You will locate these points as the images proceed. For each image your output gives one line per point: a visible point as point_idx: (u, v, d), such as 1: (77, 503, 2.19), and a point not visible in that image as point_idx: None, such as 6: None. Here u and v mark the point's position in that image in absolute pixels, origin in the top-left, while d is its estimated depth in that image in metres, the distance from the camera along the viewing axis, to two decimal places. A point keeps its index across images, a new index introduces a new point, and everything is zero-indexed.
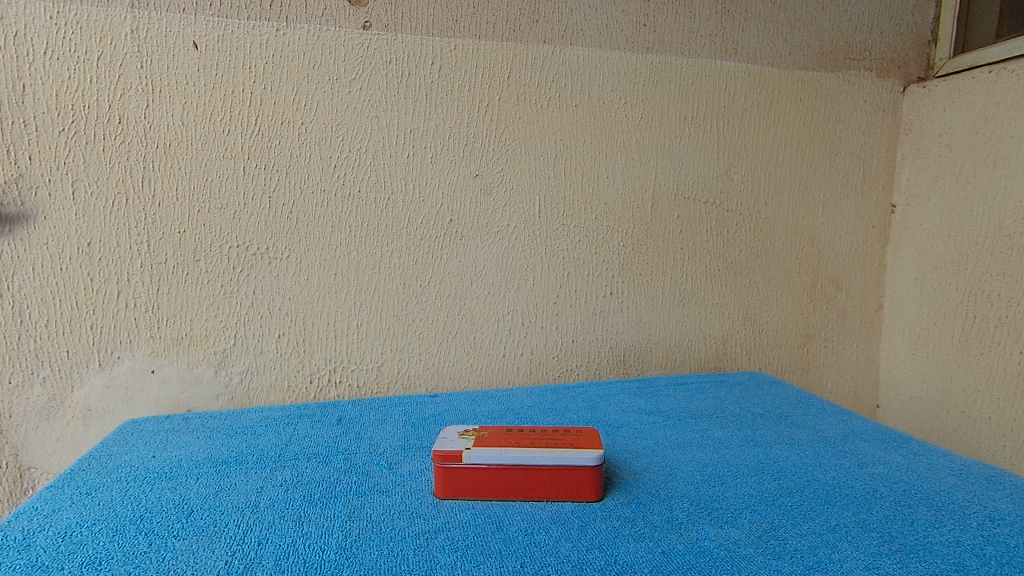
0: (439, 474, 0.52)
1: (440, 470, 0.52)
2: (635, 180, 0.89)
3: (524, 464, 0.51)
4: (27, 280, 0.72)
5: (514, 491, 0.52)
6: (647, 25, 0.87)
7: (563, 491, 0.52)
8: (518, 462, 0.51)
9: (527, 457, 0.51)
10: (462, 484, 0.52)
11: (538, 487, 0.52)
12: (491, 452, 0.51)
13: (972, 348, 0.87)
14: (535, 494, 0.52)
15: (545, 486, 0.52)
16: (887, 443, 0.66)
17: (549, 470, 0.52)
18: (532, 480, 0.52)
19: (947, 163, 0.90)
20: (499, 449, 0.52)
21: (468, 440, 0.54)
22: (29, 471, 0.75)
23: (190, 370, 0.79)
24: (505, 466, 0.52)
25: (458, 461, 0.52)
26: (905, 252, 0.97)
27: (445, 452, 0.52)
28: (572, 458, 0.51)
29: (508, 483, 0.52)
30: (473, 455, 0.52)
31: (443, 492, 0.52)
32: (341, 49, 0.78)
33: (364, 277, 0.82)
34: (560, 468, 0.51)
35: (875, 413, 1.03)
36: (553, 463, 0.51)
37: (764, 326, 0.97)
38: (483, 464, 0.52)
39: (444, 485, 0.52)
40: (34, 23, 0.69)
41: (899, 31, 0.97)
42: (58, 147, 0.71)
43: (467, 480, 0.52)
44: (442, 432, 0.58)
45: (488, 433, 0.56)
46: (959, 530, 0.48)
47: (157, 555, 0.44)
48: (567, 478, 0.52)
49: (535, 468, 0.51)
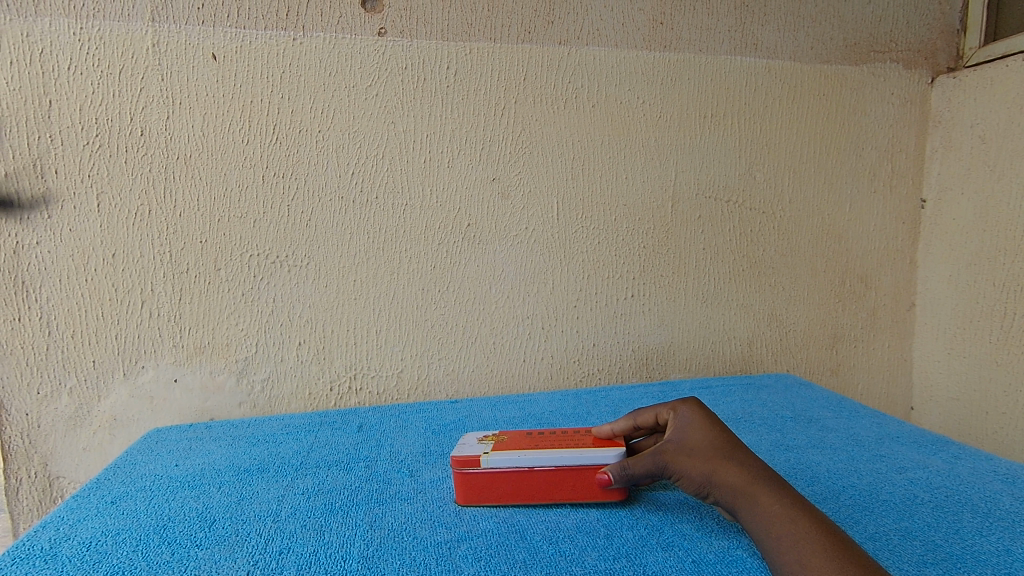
0: (457, 480, 0.52)
1: (458, 477, 0.51)
2: (655, 181, 0.88)
3: (545, 466, 0.50)
4: (55, 292, 0.73)
5: (535, 494, 0.51)
6: (664, 23, 0.86)
7: (587, 492, 0.51)
8: (539, 464, 0.50)
9: (547, 459, 0.50)
10: (480, 489, 0.51)
11: (560, 489, 0.51)
12: (509, 457, 0.50)
13: (1013, 347, 0.84)
14: (557, 496, 0.51)
15: (567, 488, 0.51)
16: (926, 446, 0.63)
17: (571, 471, 0.50)
18: (554, 481, 0.51)
19: (981, 156, 0.86)
20: (517, 453, 0.51)
21: (486, 445, 0.53)
22: (57, 480, 0.76)
23: (213, 378, 0.79)
24: (524, 470, 0.50)
25: (477, 467, 0.51)
26: (938, 248, 0.94)
27: (463, 457, 0.51)
28: (595, 457, 0.50)
29: (529, 486, 0.51)
30: (491, 460, 0.50)
31: (464, 498, 0.51)
32: (357, 57, 0.78)
33: (382, 283, 0.82)
34: (582, 468, 0.50)
35: (909, 415, 1.00)
36: (574, 463, 0.50)
37: (792, 326, 0.94)
38: (502, 468, 0.50)
39: (464, 491, 0.51)
40: (59, 40, 0.70)
41: (926, 21, 0.94)
42: (83, 161, 0.72)
43: (486, 485, 0.51)
44: (461, 437, 0.57)
45: (507, 437, 0.55)
46: (1009, 538, 0.45)
47: (180, 565, 0.44)
48: (591, 480, 0.50)
49: (557, 469, 0.50)
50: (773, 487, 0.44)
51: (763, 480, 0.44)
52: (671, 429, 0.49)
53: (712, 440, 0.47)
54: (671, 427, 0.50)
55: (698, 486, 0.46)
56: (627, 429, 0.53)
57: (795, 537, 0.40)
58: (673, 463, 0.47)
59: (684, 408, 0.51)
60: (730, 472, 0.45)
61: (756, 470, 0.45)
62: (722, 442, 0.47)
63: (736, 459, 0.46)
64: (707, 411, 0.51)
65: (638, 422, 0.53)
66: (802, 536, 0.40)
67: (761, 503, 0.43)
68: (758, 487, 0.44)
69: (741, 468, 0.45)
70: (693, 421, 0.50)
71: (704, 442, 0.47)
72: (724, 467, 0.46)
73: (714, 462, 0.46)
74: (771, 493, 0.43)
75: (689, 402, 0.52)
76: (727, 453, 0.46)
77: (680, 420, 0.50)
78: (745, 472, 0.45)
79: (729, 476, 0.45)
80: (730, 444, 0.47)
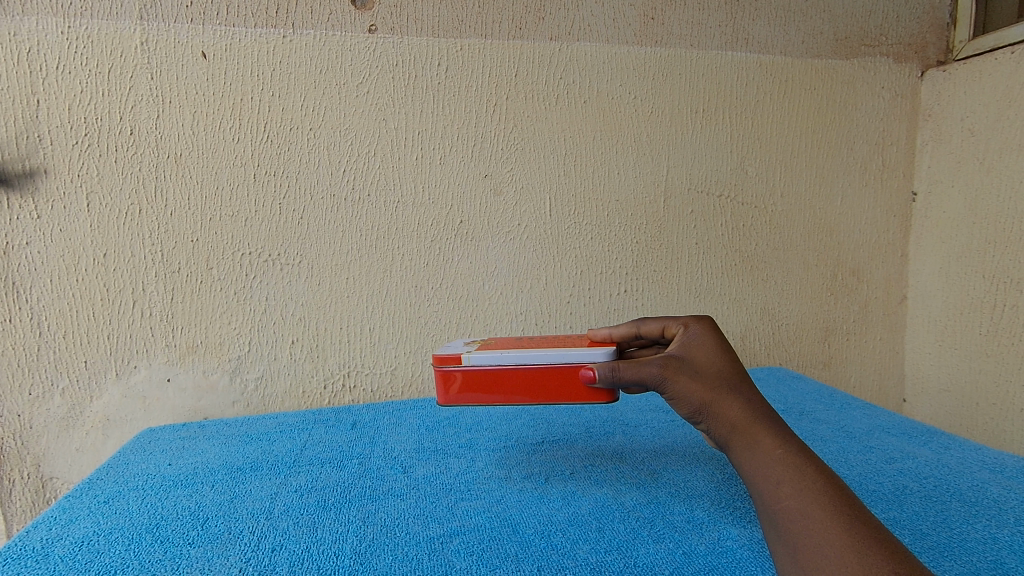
0: (437, 379, 0.52)
1: (440, 374, 0.52)
2: (647, 176, 0.88)
3: (526, 364, 0.50)
4: (46, 292, 0.73)
5: (516, 395, 0.51)
6: (654, 18, 0.86)
7: (572, 394, 0.50)
8: (520, 362, 0.51)
9: (528, 357, 0.50)
10: (459, 388, 0.52)
11: (541, 390, 0.51)
12: (491, 354, 0.51)
13: (1002, 338, 0.84)
14: (540, 397, 0.51)
15: (550, 388, 0.51)
16: (916, 437, 0.64)
17: (554, 371, 0.50)
18: (535, 381, 0.51)
19: (971, 148, 0.87)
20: (499, 351, 0.51)
21: (469, 348, 0.54)
22: (51, 481, 0.76)
23: (206, 378, 0.79)
24: (506, 367, 0.51)
25: (457, 364, 0.51)
26: (929, 241, 0.94)
27: (445, 355, 0.52)
28: (579, 355, 0.50)
29: (510, 385, 0.51)
30: (471, 357, 0.51)
31: (443, 397, 0.52)
32: (348, 54, 0.78)
33: (375, 280, 0.82)
34: (565, 368, 0.50)
35: (902, 407, 1.01)
36: (557, 361, 0.50)
37: (784, 320, 0.95)
38: (482, 366, 0.51)
39: (444, 390, 0.52)
40: (46, 39, 0.70)
41: (916, 14, 0.94)
42: (72, 161, 0.72)
43: (465, 385, 0.52)
44: (448, 345, 0.57)
45: (492, 344, 0.56)
46: (996, 526, 0.45)
47: (172, 563, 0.44)
48: (575, 380, 0.50)
49: (539, 368, 0.50)
50: (775, 429, 0.43)
51: (765, 420, 0.44)
52: (678, 345, 0.49)
53: (719, 369, 0.47)
54: (679, 341, 0.50)
55: (695, 409, 0.45)
56: (627, 335, 0.55)
57: (796, 482, 0.40)
58: (673, 381, 0.46)
59: (696, 325, 0.51)
60: (733, 407, 0.45)
61: (759, 407, 0.45)
62: (729, 373, 0.47)
63: (741, 394, 0.45)
64: (719, 333, 0.50)
65: (640, 330, 0.55)
66: (803, 481, 0.40)
67: (761, 444, 0.43)
68: (760, 427, 0.44)
69: (745, 404, 0.45)
70: (702, 341, 0.49)
71: (711, 369, 0.47)
72: (727, 401, 0.45)
73: (718, 393, 0.45)
74: (773, 434, 0.43)
75: (702, 320, 0.52)
76: (732, 387, 0.46)
77: (689, 336, 0.50)
78: (747, 410, 0.45)
79: (730, 410, 0.45)
80: (737, 378, 0.46)
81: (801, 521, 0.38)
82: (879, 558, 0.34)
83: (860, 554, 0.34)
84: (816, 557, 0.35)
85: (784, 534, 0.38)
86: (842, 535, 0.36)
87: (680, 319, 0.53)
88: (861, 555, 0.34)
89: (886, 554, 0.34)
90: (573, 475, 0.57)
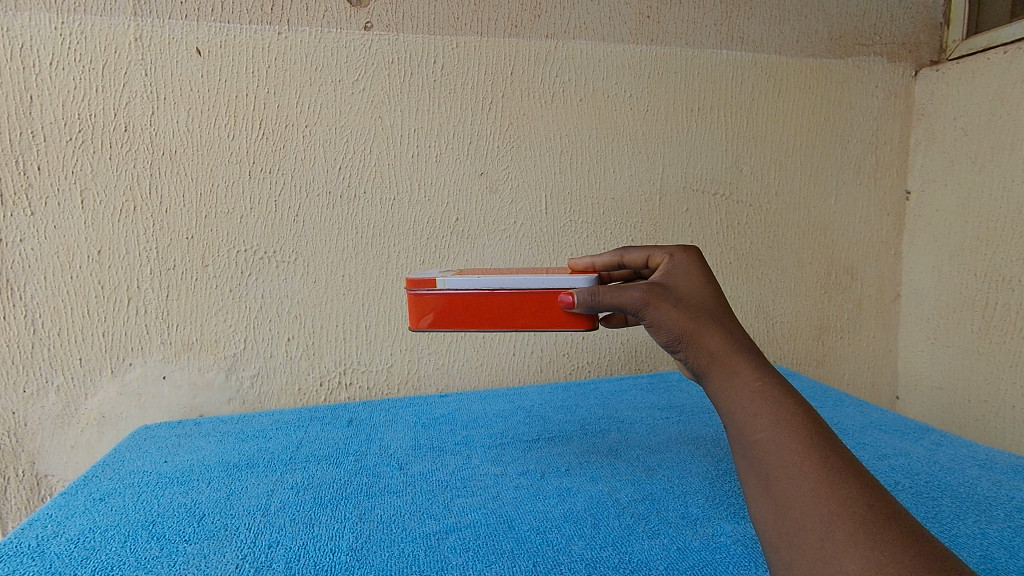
0: (412, 301, 0.54)
1: (412, 298, 0.54)
2: (642, 174, 0.88)
3: (503, 289, 0.52)
4: (41, 290, 0.73)
5: (492, 321, 0.52)
6: (650, 16, 0.86)
7: (549, 321, 0.52)
8: (496, 287, 0.52)
9: (505, 280, 0.52)
10: (431, 313, 0.53)
11: (517, 316, 0.52)
12: (466, 277, 0.52)
13: (994, 336, 0.85)
14: (516, 323, 0.52)
15: (526, 314, 0.52)
16: (909, 434, 0.64)
17: (531, 296, 0.51)
18: (511, 305, 0.52)
19: (963, 147, 0.88)
20: (476, 275, 0.53)
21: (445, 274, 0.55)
22: (45, 479, 0.75)
23: (202, 375, 0.79)
24: (482, 292, 0.52)
25: (431, 287, 0.53)
26: (922, 239, 0.95)
27: (419, 279, 0.53)
28: (558, 281, 0.51)
29: (486, 309, 0.52)
30: (446, 281, 0.52)
31: (417, 320, 0.54)
32: (343, 51, 0.77)
33: (371, 278, 0.82)
34: (543, 292, 0.51)
35: (895, 404, 1.02)
36: (535, 287, 0.51)
37: (779, 317, 0.95)
38: (457, 290, 0.52)
39: (417, 313, 0.54)
40: (39, 34, 0.69)
41: (910, 14, 0.95)
42: (67, 157, 0.72)
43: (439, 308, 0.53)
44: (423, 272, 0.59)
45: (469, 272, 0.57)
46: (986, 521, 0.46)
47: (169, 560, 0.44)
48: (553, 307, 0.51)
49: (515, 292, 0.52)
50: (755, 360, 0.41)
51: (744, 352, 0.42)
52: (662, 274, 0.48)
53: (703, 300, 0.45)
54: (662, 270, 0.49)
55: (673, 337, 0.43)
56: (610, 263, 0.56)
57: (777, 415, 0.37)
58: (654, 306, 0.44)
59: (681, 254, 0.50)
60: (713, 337, 0.42)
61: (740, 340, 0.43)
62: (711, 303, 0.45)
63: (722, 325, 0.43)
64: (704, 263, 0.49)
65: (623, 259, 0.54)
66: (782, 413, 0.37)
67: (740, 374, 0.40)
68: (738, 358, 0.41)
69: (724, 336, 0.43)
70: (686, 270, 0.48)
71: (693, 299, 0.46)
72: (708, 331, 0.43)
73: (699, 322, 0.43)
74: (751, 367, 0.41)
75: (688, 250, 0.51)
76: (713, 317, 0.44)
77: (674, 265, 0.49)
78: (727, 341, 0.42)
79: (710, 340, 0.42)
80: (720, 310, 0.45)
81: (775, 452, 0.36)
82: (855, 494, 0.33)
83: (836, 488, 0.33)
84: (790, 488, 0.34)
85: (758, 465, 0.36)
86: (819, 470, 0.34)
87: (665, 248, 0.51)
88: (836, 488, 0.33)
89: (862, 489, 0.33)
90: (569, 471, 0.58)
